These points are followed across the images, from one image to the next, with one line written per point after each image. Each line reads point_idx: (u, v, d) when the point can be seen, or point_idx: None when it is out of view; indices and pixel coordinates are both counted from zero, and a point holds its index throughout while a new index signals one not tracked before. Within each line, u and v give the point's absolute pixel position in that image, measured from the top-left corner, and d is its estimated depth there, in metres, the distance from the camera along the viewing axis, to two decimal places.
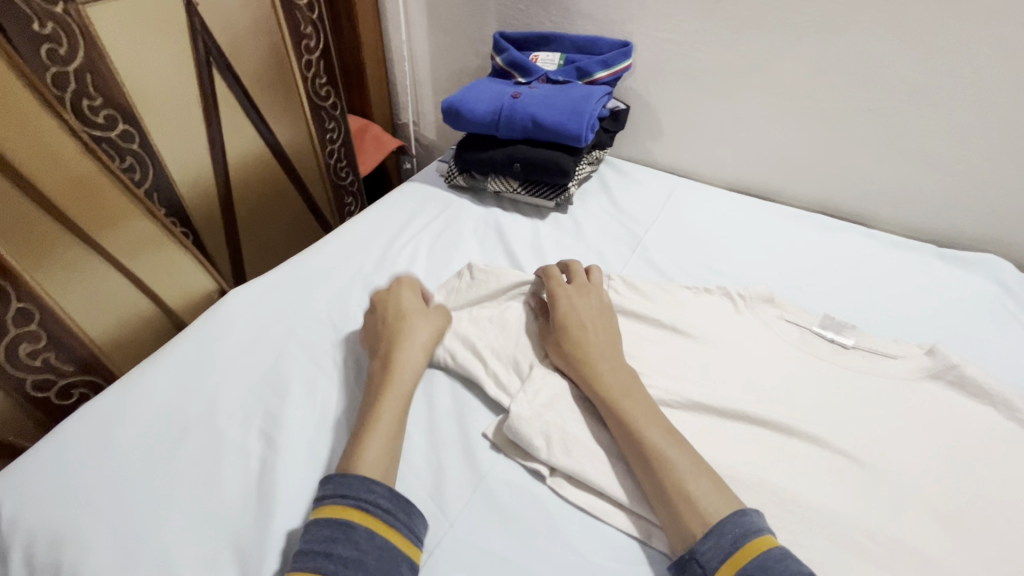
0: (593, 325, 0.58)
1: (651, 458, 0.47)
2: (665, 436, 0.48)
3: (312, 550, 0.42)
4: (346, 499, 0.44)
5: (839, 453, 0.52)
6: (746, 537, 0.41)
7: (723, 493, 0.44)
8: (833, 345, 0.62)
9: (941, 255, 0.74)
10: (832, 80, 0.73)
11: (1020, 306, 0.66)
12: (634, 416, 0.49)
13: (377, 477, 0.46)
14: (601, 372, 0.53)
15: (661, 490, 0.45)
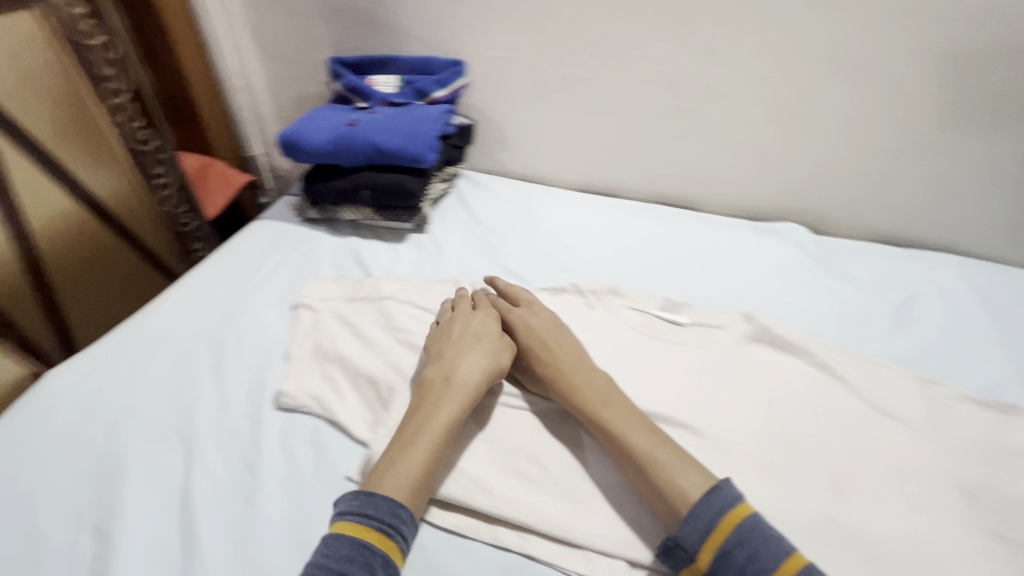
0: (555, 341, 0.60)
1: (638, 457, 0.49)
2: (647, 437, 0.50)
3: (328, 564, 0.43)
4: (372, 520, 0.46)
5: (679, 426, 0.57)
6: (725, 510, 0.44)
7: (701, 473, 0.47)
8: (671, 324, 0.68)
9: (756, 229, 0.84)
10: (643, 84, 0.79)
11: (816, 265, 0.78)
12: (620, 430, 0.51)
13: (404, 501, 0.48)
14: (575, 392, 0.55)
15: (655, 489, 0.47)
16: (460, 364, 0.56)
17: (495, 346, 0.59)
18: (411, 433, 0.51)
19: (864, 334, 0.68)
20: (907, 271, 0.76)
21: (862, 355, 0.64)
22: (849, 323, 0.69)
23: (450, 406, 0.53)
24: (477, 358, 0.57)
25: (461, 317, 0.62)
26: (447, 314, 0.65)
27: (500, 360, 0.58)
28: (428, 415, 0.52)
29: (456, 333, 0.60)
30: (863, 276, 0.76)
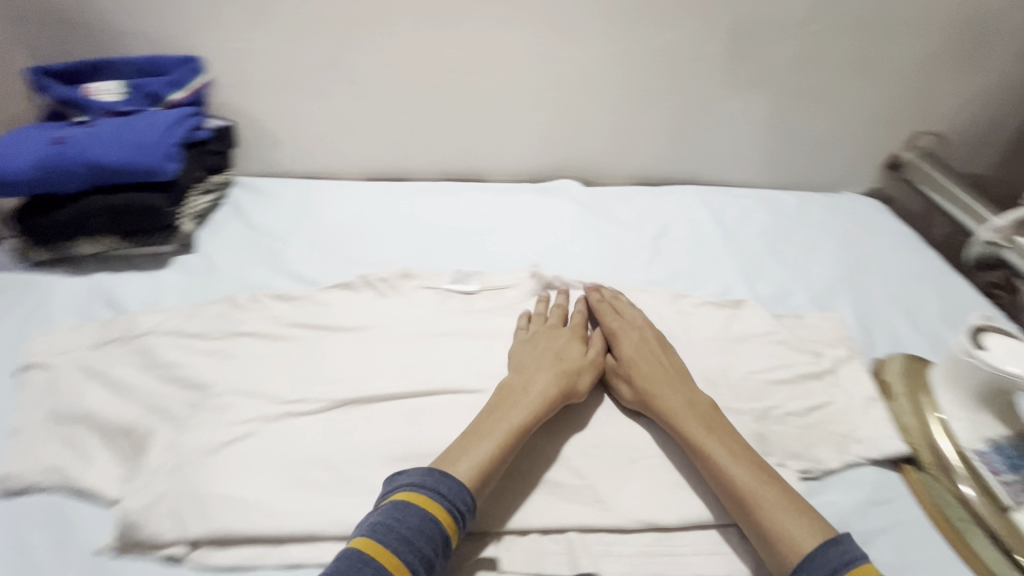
0: (651, 359, 0.59)
1: (741, 497, 0.47)
2: (754, 473, 0.48)
3: (397, 532, 0.42)
4: (443, 496, 0.45)
5: (473, 390, 0.58)
6: (854, 563, 0.41)
7: (808, 524, 0.45)
8: (463, 294, 0.70)
9: (535, 190, 0.90)
10: (398, 64, 0.79)
11: (589, 214, 0.85)
12: (724, 463, 0.49)
13: (468, 481, 0.47)
14: (683, 424, 0.52)
15: (754, 526, 0.46)
16: (534, 375, 0.56)
17: (552, 381, 0.56)
18: (468, 435, 0.50)
19: (630, 268, 0.76)
20: (660, 207, 0.88)
21: (628, 287, 0.72)
22: (619, 261, 0.77)
23: (515, 411, 0.52)
24: (554, 375, 0.56)
25: (546, 335, 0.62)
26: (542, 312, 0.66)
27: (575, 378, 0.57)
28: (504, 417, 0.52)
29: (551, 352, 0.59)
30: (627, 217, 0.86)
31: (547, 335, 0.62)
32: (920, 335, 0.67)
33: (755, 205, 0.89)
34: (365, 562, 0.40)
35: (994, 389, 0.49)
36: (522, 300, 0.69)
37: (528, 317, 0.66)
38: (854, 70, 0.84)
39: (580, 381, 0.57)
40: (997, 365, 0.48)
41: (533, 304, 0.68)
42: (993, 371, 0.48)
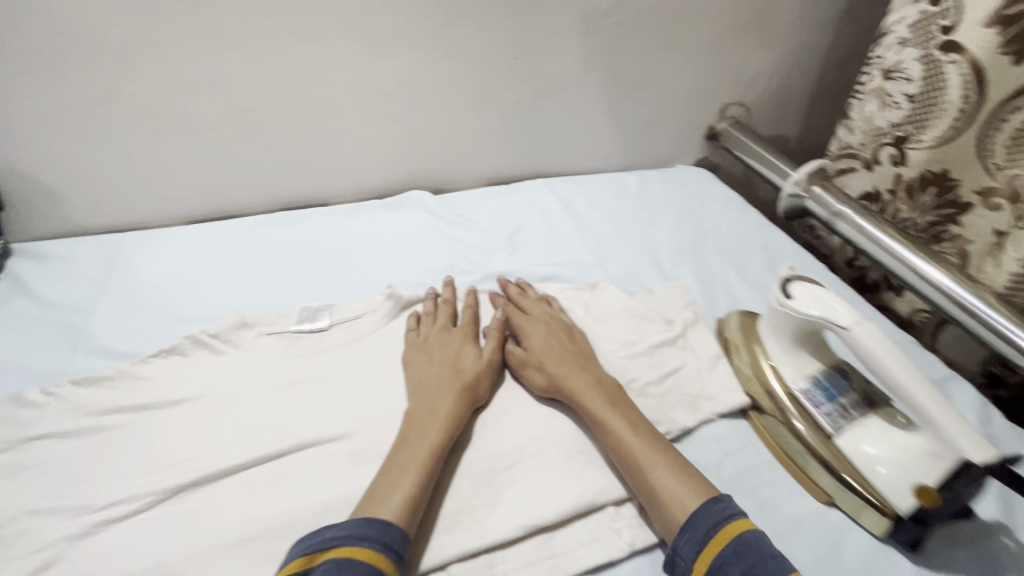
0: (562, 348, 0.59)
1: (636, 467, 0.48)
2: (649, 443, 0.49)
3: None
4: (386, 545, 0.41)
5: (333, 438, 0.53)
6: (717, 524, 0.43)
7: (695, 487, 0.46)
8: (314, 333, 0.64)
9: (384, 205, 0.86)
10: (196, 91, 0.70)
11: (442, 221, 0.83)
12: (622, 437, 0.50)
13: (407, 522, 0.44)
14: (585, 401, 0.53)
15: (646, 492, 0.47)
16: (440, 397, 0.53)
17: (457, 400, 0.54)
18: (391, 472, 0.47)
19: (490, 270, 0.75)
20: (513, 204, 0.88)
21: (488, 291, 0.71)
22: (479, 265, 0.76)
23: (421, 441, 0.49)
24: (452, 392, 0.54)
25: (449, 342, 0.61)
26: (433, 311, 0.65)
27: (475, 385, 0.56)
28: (412, 444, 0.49)
29: (450, 362, 0.58)
30: (481, 219, 0.85)
31: (455, 343, 0.61)
32: (750, 288, 0.74)
33: (600, 189, 0.93)
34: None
35: (807, 330, 0.54)
36: (421, 299, 0.68)
37: (432, 322, 0.64)
38: (662, 53, 0.90)
39: (482, 388, 0.56)
40: (805, 311, 0.53)
41: (428, 305, 0.66)
42: (804, 316, 0.53)
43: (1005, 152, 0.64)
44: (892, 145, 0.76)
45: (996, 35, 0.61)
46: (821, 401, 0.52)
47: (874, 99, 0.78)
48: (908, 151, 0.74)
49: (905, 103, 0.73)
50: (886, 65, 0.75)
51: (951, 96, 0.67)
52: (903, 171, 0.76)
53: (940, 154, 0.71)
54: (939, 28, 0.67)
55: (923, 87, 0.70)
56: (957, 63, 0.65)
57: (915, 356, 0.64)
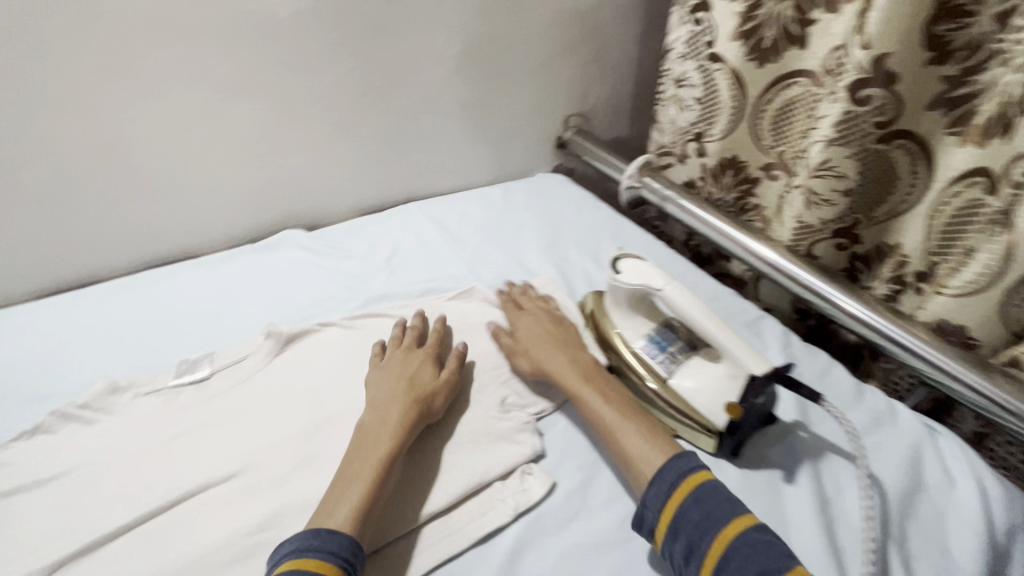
0: (545, 333, 0.66)
1: (609, 434, 0.55)
2: (621, 413, 0.56)
3: None
4: (333, 553, 0.44)
5: (224, 478, 0.54)
6: (685, 471, 0.49)
7: (659, 447, 0.52)
8: (195, 383, 0.64)
9: (257, 249, 0.87)
10: (29, 160, 0.68)
11: (318, 255, 0.86)
12: (596, 409, 0.57)
13: (356, 530, 0.46)
14: (563, 381, 0.60)
15: (622, 459, 0.53)
16: (391, 410, 0.56)
17: (412, 412, 0.56)
18: (347, 469, 0.51)
19: (370, 293, 0.79)
20: (387, 229, 0.93)
21: (370, 312, 0.75)
22: (358, 291, 0.80)
23: (378, 450, 0.52)
24: (409, 405, 0.56)
25: (405, 359, 0.63)
26: (398, 337, 0.67)
27: (430, 399, 0.58)
28: (372, 447, 0.52)
29: (405, 376, 0.60)
30: (357, 248, 0.89)
31: (404, 360, 0.63)
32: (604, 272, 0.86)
33: (468, 204, 1.01)
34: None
35: (636, 297, 0.65)
36: (398, 320, 0.70)
37: (392, 344, 0.66)
38: (502, 77, 1.01)
39: (436, 402, 0.58)
40: (631, 282, 0.63)
41: (394, 329, 0.68)
42: (631, 287, 0.63)
43: (771, 133, 0.79)
44: (694, 141, 0.90)
45: (741, 46, 0.76)
46: (654, 353, 0.62)
47: (671, 105, 0.91)
48: (706, 144, 0.88)
49: (695, 105, 0.87)
50: (675, 76, 0.88)
51: (724, 96, 0.81)
52: (706, 160, 0.89)
53: (729, 143, 0.85)
54: (704, 43, 0.81)
55: (704, 91, 0.84)
56: (722, 70, 0.80)
57: (733, 305, 0.78)
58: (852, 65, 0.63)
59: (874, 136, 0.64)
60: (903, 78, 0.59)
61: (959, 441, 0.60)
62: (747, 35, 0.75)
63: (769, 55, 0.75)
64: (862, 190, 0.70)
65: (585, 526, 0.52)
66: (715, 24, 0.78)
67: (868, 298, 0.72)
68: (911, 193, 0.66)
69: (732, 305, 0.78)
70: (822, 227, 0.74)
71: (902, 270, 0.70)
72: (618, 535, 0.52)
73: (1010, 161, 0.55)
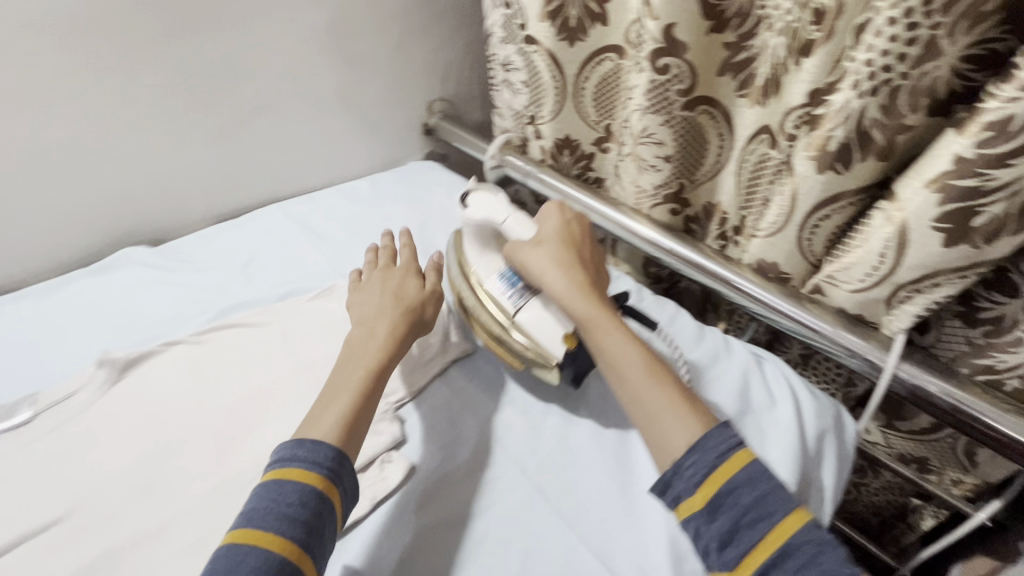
0: (560, 248, 0.59)
1: (630, 378, 0.52)
2: (647, 363, 0.53)
3: (280, 510, 0.44)
4: (316, 467, 0.47)
5: (49, 525, 0.50)
6: (733, 450, 0.47)
7: (694, 413, 0.50)
8: (12, 431, 0.58)
9: (90, 271, 0.78)
10: None
11: (162, 271, 0.79)
12: (620, 350, 0.53)
13: (336, 446, 0.49)
14: (584, 315, 0.55)
15: (638, 406, 0.52)
16: (378, 326, 0.58)
17: (395, 328, 0.59)
18: (328, 395, 0.53)
19: (221, 304, 0.75)
20: (241, 235, 0.88)
21: (220, 323, 0.71)
22: (207, 303, 0.75)
23: (360, 370, 0.54)
24: (397, 319, 0.59)
25: (392, 274, 0.65)
26: (372, 259, 0.69)
27: (420, 309, 0.62)
28: (357, 368, 0.55)
29: (387, 292, 0.63)
30: (207, 258, 0.83)
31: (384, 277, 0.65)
32: None
33: (332, 200, 0.98)
34: (244, 553, 0.41)
35: (483, 233, 0.66)
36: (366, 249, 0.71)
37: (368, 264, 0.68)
38: (347, 67, 0.97)
39: (425, 311, 0.62)
40: (478, 216, 0.64)
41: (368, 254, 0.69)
42: (477, 222, 0.64)
43: (594, 110, 0.84)
44: (530, 124, 0.91)
45: (551, 26, 0.75)
46: (505, 289, 0.61)
47: (505, 90, 0.90)
48: (540, 126, 0.89)
49: (522, 89, 0.86)
50: (500, 61, 0.86)
51: (547, 78, 0.81)
52: (545, 142, 0.91)
53: (560, 123, 0.87)
54: (517, 27, 0.79)
55: (527, 74, 0.83)
56: (540, 53, 0.79)
57: None
58: (650, 37, 0.61)
59: (682, 104, 0.66)
60: (692, 47, 0.60)
61: (780, 364, 0.68)
62: (553, 15, 0.74)
63: (578, 34, 0.76)
64: (682, 156, 0.72)
65: (446, 502, 0.53)
66: (523, 6, 0.76)
67: (704, 248, 0.78)
68: (721, 152, 0.71)
69: None
70: (654, 193, 0.77)
71: (724, 225, 0.77)
72: (476, 506, 0.53)
73: (783, 116, 0.59)
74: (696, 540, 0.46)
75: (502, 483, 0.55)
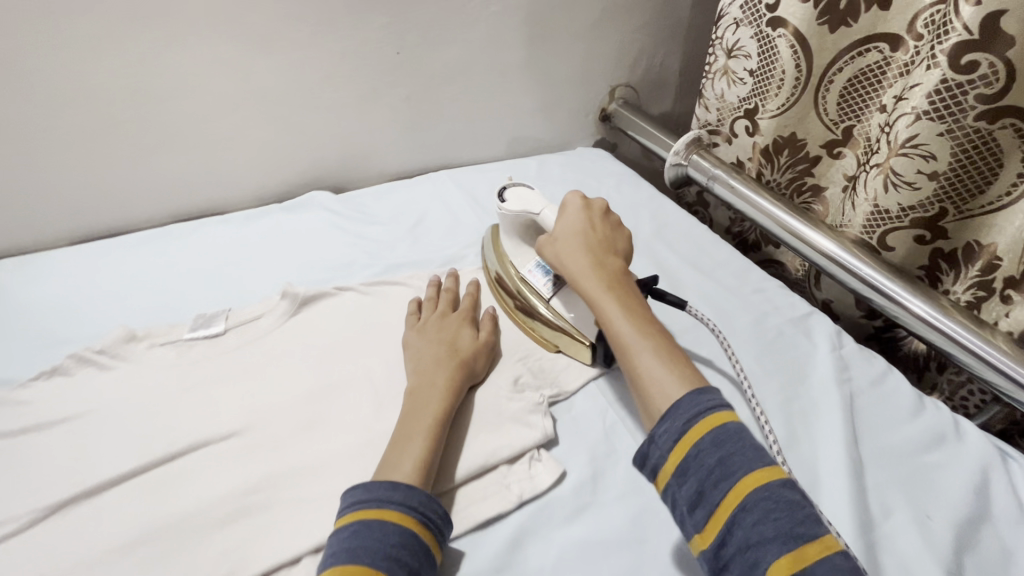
0: (573, 230, 0.59)
1: (625, 353, 0.50)
2: (637, 333, 0.50)
3: (389, 555, 0.40)
4: (415, 512, 0.43)
5: (227, 435, 0.53)
6: (704, 416, 0.43)
7: (681, 377, 0.47)
8: (209, 339, 0.64)
9: (284, 209, 0.85)
10: (62, 106, 0.68)
11: (343, 220, 0.84)
12: (614, 323, 0.52)
13: (426, 491, 0.45)
14: (583, 288, 0.55)
15: (631, 373, 0.50)
16: (437, 374, 0.55)
17: (459, 377, 0.55)
18: (396, 441, 0.49)
19: (391, 260, 0.77)
20: (415, 196, 0.90)
21: (389, 279, 0.72)
22: (379, 257, 0.78)
23: (425, 418, 0.50)
24: (455, 372, 0.55)
25: (450, 323, 0.62)
26: (433, 297, 0.66)
27: (473, 363, 0.58)
28: (418, 418, 0.50)
29: (445, 341, 0.59)
30: (383, 214, 0.86)
31: (444, 322, 0.62)
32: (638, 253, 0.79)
33: (500, 175, 0.97)
34: None
35: (522, 224, 0.66)
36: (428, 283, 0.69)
37: (418, 303, 0.66)
38: (544, 40, 0.94)
39: (478, 366, 0.58)
40: (514, 210, 0.64)
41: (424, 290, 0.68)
42: (515, 215, 0.64)
43: (838, 109, 0.73)
44: (745, 117, 0.83)
45: (813, 8, 0.68)
46: (540, 277, 0.64)
47: (721, 78, 0.84)
48: (759, 121, 0.80)
49: (747, 78, 0.79)
50: (726, 45, 0.81)
51: (784, 66, 0.73)
52: (759, 139, 0.82)
53: (786, 120, 0.78)
54: (764, 6, 0.73)
55: (760, 62, 0.76)
56: (784, 36, 0.72)
57: (780, 298, 0.72)
58: (957, 28, 0.55)
59: (977, 115, 0.56)
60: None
61: None
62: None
63: (845, 18, 0.67)
64: (956, 177, 0.61)
65: (593, 521, 0.48)
66: None
67: (947, 303, 0.64)
68: (1014, 189, 0.58)
69: (779, 298, 0.72)
70: (900, 214, 0.66)
71: (989, 274, 0.63)
72: (631, 536, 0.47)
73: None
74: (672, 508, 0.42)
75: (660, 517, 0.49)
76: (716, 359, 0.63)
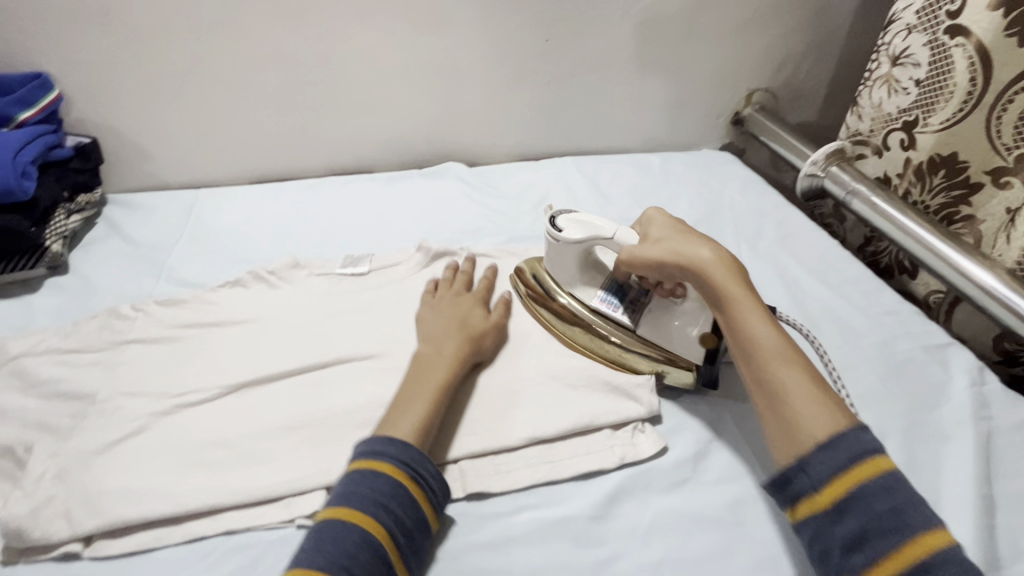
0: (687, 233, 0.58)
1: (766, 361, 0.47)
2: (779, 341, 0.48)
3: (372, 500, 0.43)
4: (403, 466, 0.46)
5: (367, 358, 0.61)
6: (870, 456, 0.41)
7: (837, 406, 0.44)
8: (355, 276, 0.72)
9: (423, 174, 0.94)
10: (265, 64, 0.80)
11: (474, 191, 0.91)
12: (753, 328, 0.49)
13: (419, 448, 0.48)
14: (717, 285, 0.52)
15: (768, 389, 0.46)
16: (442, 348, 0.56)
17: (463, 353, 0.56)
18: (395, 405, 0.51)
19: (515, 232, 0.82)
20: (540, 177, 0.95)
21: (512, 248, 0.77)
22: (504, 228, 0.83)
23: (426, 387, 0.52)
24: (462, 345, 0.57)
25: (460, 302, 0.63)
26: (448, 275, 0.68)
27: (481, 340, 0.59)
28: (418, 385, 0.52)
29: (456, 317, 0.60)
30: (510, 190, 0.92)
31: (456, 300, 0.63)
32: (758, 258, 0.78)
33: (623, 166, 0.99)
34: (346, 530, 0.42)
35: (581, 255, 0.62)
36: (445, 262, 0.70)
37: (433, 280, 0.67)
38: (689, 37, 0.94)
39: (485, 343, 0.59)
40: (576, 239, 0.60)
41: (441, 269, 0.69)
42: (577, 243, 0.60)
43: (1013, 132, 0.66)
44: (901, 130, 0.79)
45: (1002, 17, 0.64)
46: (613, 307, 0.62)
47: (881, 86, 0.82)
48: (916, 135, 0.76)
49: (912, 88, 0.76)
50: (893, 51, 0.79)
51: (957, 79, 0.70)
52: (913, 155, 0.78)
53: (946, 138, 0.73)
54: (944, 12, 0.70)
55: (928, 71, 0.73)
56: (963, 46, 0.68)
57: (915, 323, 0.67)
58: None
59: None
60: None
61: None
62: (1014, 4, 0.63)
63: None
64: None
65: (690, 495, 0.50)
66: None
67: None
68: None
69: (914, 323, 0.67)
70: None
71: None
72: (728, 517, 0.49)
73: None
74: (817, 550, 0.41)
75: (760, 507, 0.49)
76: (837, 373, 0.61)
